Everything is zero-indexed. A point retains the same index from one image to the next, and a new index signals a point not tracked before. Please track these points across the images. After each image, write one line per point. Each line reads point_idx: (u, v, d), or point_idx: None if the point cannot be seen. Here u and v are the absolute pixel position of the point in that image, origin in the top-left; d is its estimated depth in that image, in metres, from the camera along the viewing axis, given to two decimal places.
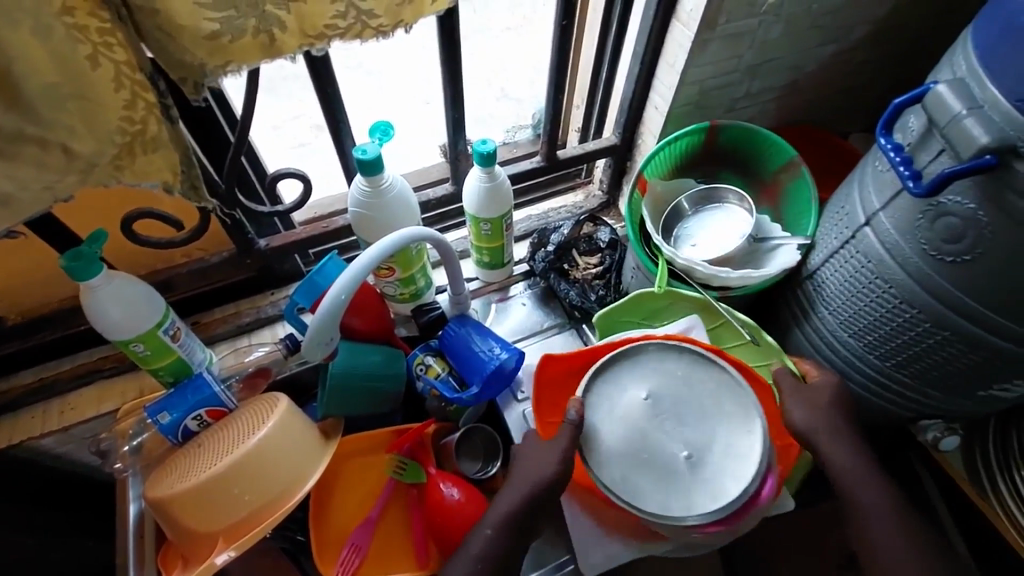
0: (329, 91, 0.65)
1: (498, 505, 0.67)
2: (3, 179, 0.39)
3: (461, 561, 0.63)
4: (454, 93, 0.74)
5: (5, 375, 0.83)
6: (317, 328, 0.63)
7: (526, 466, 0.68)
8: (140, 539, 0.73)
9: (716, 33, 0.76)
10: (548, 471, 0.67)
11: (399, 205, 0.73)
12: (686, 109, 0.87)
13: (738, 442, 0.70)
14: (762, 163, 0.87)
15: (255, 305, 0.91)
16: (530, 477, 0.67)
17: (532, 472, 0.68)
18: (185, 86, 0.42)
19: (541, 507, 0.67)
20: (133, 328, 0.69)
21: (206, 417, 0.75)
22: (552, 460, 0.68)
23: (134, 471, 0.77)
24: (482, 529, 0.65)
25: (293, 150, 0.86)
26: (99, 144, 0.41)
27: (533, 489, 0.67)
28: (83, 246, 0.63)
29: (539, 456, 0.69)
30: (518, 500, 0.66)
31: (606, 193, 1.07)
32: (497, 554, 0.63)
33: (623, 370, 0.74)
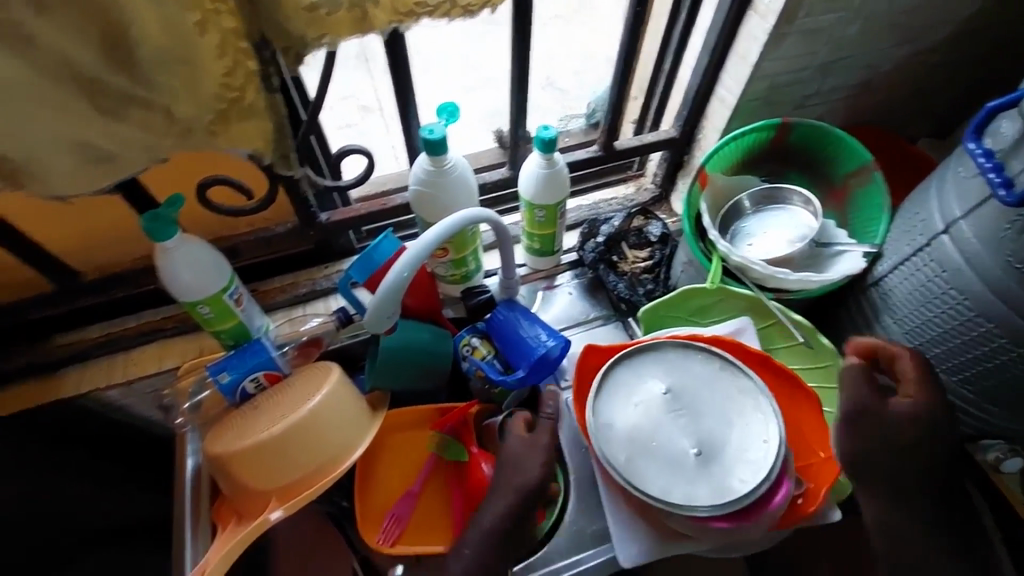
0: (400, 70, 0.66)
1: (488, 511, 0.69)
2: (110, 138, 0.41)
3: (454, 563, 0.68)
4: (521, 78, 0.74)
5: (75, 327, 0.87)
6: (378, 303, 0.65)
7: (514, 468, 0.71)
8: (195, 492, 0.76)
9: (794, 26, 0.73)
10: (533, 476, 0.70)
11: (458, 186, 0.74)
12: (753, 104, 0.85)
13: (755, 444, 0.67)
14: (830, 164, 0.85)
15: (310, 277, 0.94)
16: (514, 484, 0.69)
17: (511, 478, 0.70)
18: (287, 56, 0.43)
19: (527, 513, 0.69)
20: (201, 291, 0.73)
21: (263, 380, 0.78)
22: (538, 460, 0.71)
23: (192, 427, 0.80)
24: (470, 537, 0.68)
25: (340, 129, 0.92)
26: (199, 109, 0.42)
27: (522, 492, 0.69)
28: (161, 209, 0.66)
29: (523, 456, 0.71)
30: (507, 506, 0.69)
31: (658, 187, 1.06)
32: (485, 561, 0.67)
33: (645, 361, 0.74)
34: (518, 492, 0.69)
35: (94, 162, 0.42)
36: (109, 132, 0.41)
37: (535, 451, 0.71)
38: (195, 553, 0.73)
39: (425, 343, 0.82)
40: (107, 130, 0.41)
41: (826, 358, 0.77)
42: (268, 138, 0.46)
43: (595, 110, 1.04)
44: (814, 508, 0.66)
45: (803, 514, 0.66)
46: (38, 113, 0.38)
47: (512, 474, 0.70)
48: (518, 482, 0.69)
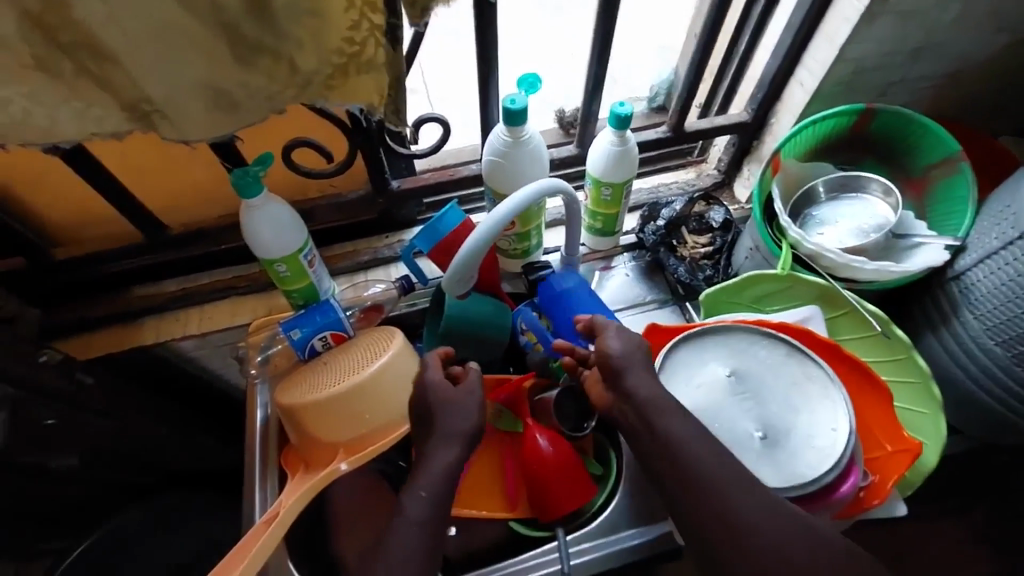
0: (486, 39, 0.67)
1: (435, 461, 0.65)
2: (236, 85, 0.43)
3: (403, 519, 0.62)
4: (601, 51, 0.74)
5: (153, 280, 0.90)
6: (458, 267, 0.68)
7: (443, 417, 0.68)
8: (264, 441, 0.80)
9: (888, 7, 0.71)
10: (473, 421, 0.68)
11: (534, 159, 0.74)
12: (834, 89, 0.83)
13: (822, 433, 0.66)
14: (912, 153, 0.82)
15: (371, 246, 0.96)
16: (458, 429, 0.67)
17: (455, 424, 0.67)
18: (411, 9, 0.43)
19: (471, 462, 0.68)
20: (280, 250, 0.75)
21: (330, 340, 0.80)
22: (471, 409, 0.68)
23: (263, 379, 0.84)
24: (417, 490, 0.64)
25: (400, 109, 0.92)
26: (318, 61, 0.43)
27: (463, 441, 0.67)
28: (251, 167, 0.69)
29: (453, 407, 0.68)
30: (455, 456, 0.66)
31: (721, 173, 1.04)
32: (434, 512, 0.63)
33: (709, 344, 0.74)
34: (464, 441, 0.67)
35: (220, 107, 0.44)
36: (237, 78, 0.43)
37: (468, 398, 0.69)
38: (264, 496, 0.77)
39: (487, 315, 0.83)
40: (234, 77, 0.43)
41: (900, 350, 0.74)
42: (382, 92, 0.46)
43: (658, 93, 1.04)
44: (880, 501, 0.65)
45: (868, 506, 0.65)
46: (179, 55, 0.40)
47: (452, 420, 0.67)
48: (461, 430, 0.67)
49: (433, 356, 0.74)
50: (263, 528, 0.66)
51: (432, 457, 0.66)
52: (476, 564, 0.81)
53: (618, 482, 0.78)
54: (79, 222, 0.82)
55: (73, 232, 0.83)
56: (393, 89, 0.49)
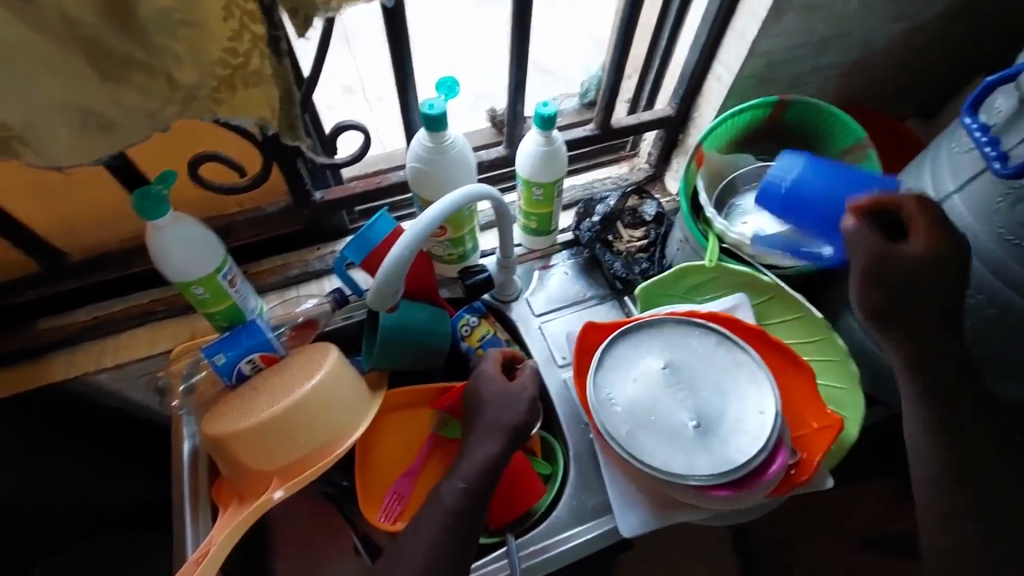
0: (399, 42, 0.65)
1: (477, 451, 0.64)
2: (109, 103, 0.40)
3: (433, 510, 0.61)
4: (522, 51, 0.74)
5: (62, 312, 0.85)
6: (381, 282, 0.65)
7: (497, 408, 0.67)
8: (193, 474, 0.75)
9: (791, 3, 0.74)
10: (522, 415, 0.67)
11: (459, 164, 0.73)
12: (750, 81, 0.85)
13: (752, 417, 0.68)
14: (824, 142, 0.87)
15: (301, 259, 0.92)
16: (503, 422, 0.66)
17: (500, 418, 0.66)
18: (296, 19, 0.41)
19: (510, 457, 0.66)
20: (193, 272, 0.71)
21: (259, 362, 0.76)
22: (522, 401, 0.68)
23: (188, 410, 0.78)
24: (455, 481, 0.62)
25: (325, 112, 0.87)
26: (201, 75, 0.40)
27: (507, 431, 0.65)
28: (152, 186, 0.64)
29: (504, 400, 0.67)
30: (498, 446, 0.64)
31: (652, 166, 1.06)
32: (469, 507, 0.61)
33: (644, 338, 0.75)
34: (508, 433, 0.65)
35: (95, 129, 0.40)
36: (112, 97, 0.39)
37: (521, 392, 0.69)
38: (196, 535, 0.72)
39: (427, 324, 0.80)
40: (106, 95, 0.39)
41: (818, 330, 0.78)
42: (274, 105, 0.44)
43: (587, 89, 1.03)
44: (807, 477, 0.67)
45: (798, 483, 0.67)
46: (37, 76, 0.37)
47: (500, 413, 0.66)
48: (505, 422, 0.66)
49: (490, 357, 0.73)
50: (193, 567, 0.62)
51: (473, 450, 0.64)
52: None
53: (564, 482, 0.79)
54: None
55: None
56: (290, 101, 0.46)
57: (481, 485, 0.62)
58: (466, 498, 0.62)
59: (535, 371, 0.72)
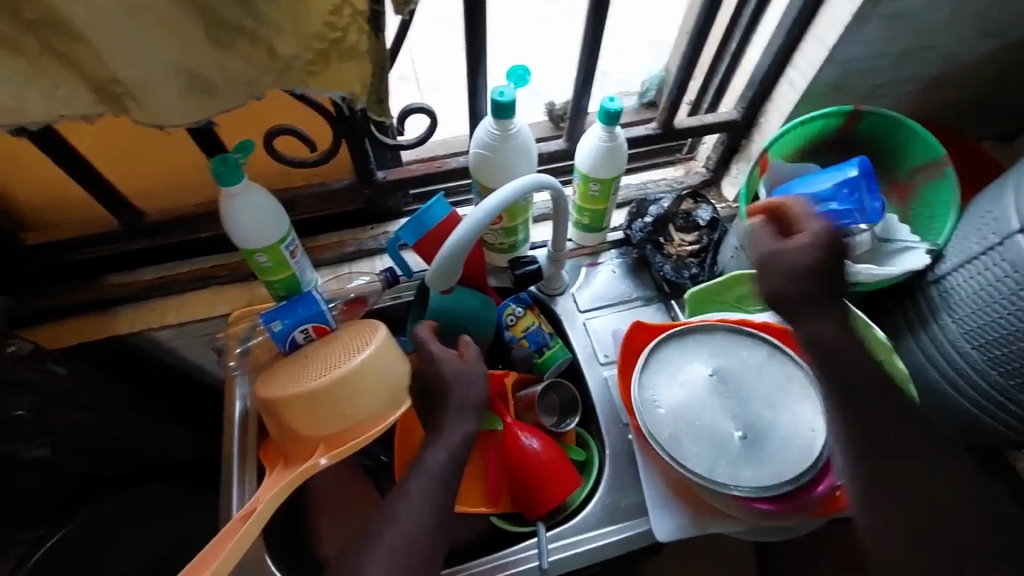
0: (476, 27, 0.65)
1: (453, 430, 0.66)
2: (213, 69, 0.41)
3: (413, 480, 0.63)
4: (593, 45, 0.74)
5: (126, 270, 0.87)
6: (440, 265, 0.66)
7: (458, 385, 0.68)
8: (243, 435, 0.79)
9: (878, 10, 0.71)
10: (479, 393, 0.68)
11: (521, 153, 0.73)
12: (823, 90, 0.83)
13: (801, 433, 0.67)
14: (898, 157, 0.84)
15: (356, 237, 0.95)
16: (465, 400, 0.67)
17: (467, 396, 0.67)
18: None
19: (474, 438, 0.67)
20: (260, 240, 0.74)
21: (312, 332, 0.79)
22: (477, 379, 0.68)
23: (242, 371, 0.82)
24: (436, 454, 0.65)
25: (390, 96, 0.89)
26: (300, 47, 0.42)
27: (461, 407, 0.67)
28: (231, 153, 0.67)
29: (459, 377, 0.68)
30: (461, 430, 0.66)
31: (710, 171, 1.04)
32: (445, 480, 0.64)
33: (693, 344, 0.74)
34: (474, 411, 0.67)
35: (197, 92, 0.42)
36: (218, 63, 0.41)
37: (477, 370, 0.69)
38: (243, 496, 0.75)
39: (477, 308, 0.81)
40: (210, 60, 0.40)
41: (877, 351, 0.76)
42: (364, 80, 0.45)
43: (648, 89, 1.01)
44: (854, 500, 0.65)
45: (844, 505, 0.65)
46: (153, 35, 0.38)
47: (466, 392, 0.67)
48: (468, 401, 0.67)
49: (422, 328, 0.73)
50: (241, 522, 0.65)
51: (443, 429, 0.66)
52: (454, 559, 0.80)
53: (599, 479, 0.78)
54: (49, 206, 0.79)
55: (42, 215, 0.80)
56: (379, 77, 0.48)
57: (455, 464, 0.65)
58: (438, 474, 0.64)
59: (479, 350, 0.71)
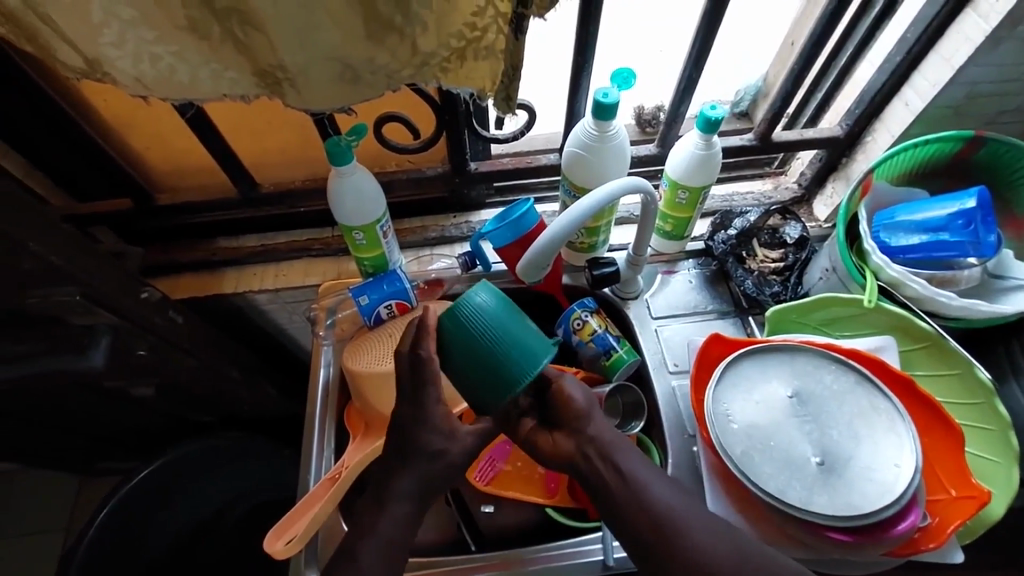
0: (588, 31, 0.66)
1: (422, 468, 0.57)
2: (363, 60, 0.44)
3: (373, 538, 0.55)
4: (701, 53, 0.73)
5: (234, 235, 0.95)
6: (533, 259, 0.69)
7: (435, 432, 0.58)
8: (324, 400, 0.83)
9: (1016, 31, 0.67)
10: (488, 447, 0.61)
11: (617, 156, 0.74)
12: (942, 112, 0.78)
13: (884, 469, 0.64)
14: (1019, 189, 0.78)
15: (439, 224, 0.98)
16: (447, 451, 0.57)
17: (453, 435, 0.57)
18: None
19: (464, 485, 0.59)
20: (360, 218, 0.79)
21: (395, 309, 0.84)
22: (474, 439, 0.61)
23: (329, 342, 0.87)
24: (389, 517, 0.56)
25: None
26: (439, 44, 0.45)
27: (438, 458, 0.57)
28: (344, 136, 0.71)
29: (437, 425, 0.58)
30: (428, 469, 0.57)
31: (802, 188, 1.00)
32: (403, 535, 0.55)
33: (774, 363, 0.73)
34: (465, 454, 0.58)
35: (344, 80, 0.45)
36: (366, 55, 0.44)
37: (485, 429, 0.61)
38: (321, 456, 0.80)
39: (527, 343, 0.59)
40: (362, 51, 0.44)
41: (978, 393, 0.71)
42: (494, 78, 0.49)
43: (742, 98, 1.00)
44: (937, 545, 0.62)
45: (923, 548, 0.62)
46: (320, 27, 0.41)
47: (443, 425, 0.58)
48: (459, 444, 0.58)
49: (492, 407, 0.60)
50: (328, 484, 0.72)
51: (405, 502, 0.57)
52: (505, 544, 0.82)
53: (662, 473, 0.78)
54: (177, 171, 0.88)
55: (171, 179, 0.89)
56: (509, 77, 0.50)
57: (428, 465, 0.56)
58: (413, 473, 0.56)
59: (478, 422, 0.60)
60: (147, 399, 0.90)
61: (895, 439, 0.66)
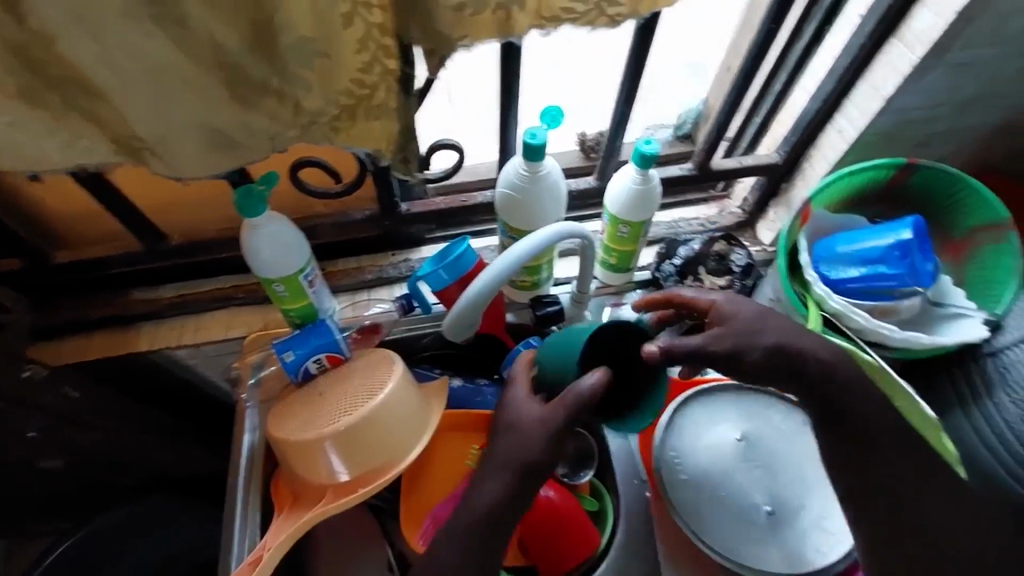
0: (512, 71, 0.63)
1: None
2: (236, 124, 0.40)
3: None
4: (631, 89, 0.71)
5: (149, 285, 0.88)
6: (457, 316, 0.65)
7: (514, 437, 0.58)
8: (249, 468, 0.77)
9: (943, 60, 0.67)
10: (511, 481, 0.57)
11: (551, 195, 0.71)
12: (876, 138, 0.78)
13: (833, 516, 0.63)
14: (952, 215, 0.79)
15: (376, 264, 0.93)
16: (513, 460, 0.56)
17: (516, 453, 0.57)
18: (433, 58, 0.43)
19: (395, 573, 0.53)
20: (281, 269, 0.72)
21: (325, 362, 0.77)
22: None
23: (253, 403, 0.80)
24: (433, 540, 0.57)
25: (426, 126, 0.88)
26: (325, 102, 0.40)
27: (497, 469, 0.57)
28: (255, 185, 0.66)
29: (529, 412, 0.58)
30: None
31: (746, 212, 0.99)
32: None
33: (722, 406, 0.70)
34: None
35: (219, 147, 0.41)
36: (240, 120, 0.40)
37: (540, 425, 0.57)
38: (244, 530, 0.73)
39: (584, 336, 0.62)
40: (235, 117, 0.40)
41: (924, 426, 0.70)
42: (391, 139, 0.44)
43: (684, 122, 0.98)
44: None
45: None
46: (176, 95, 0.37)
47: (516, 448, 0.57)
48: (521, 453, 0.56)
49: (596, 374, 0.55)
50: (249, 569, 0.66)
51: None
52: None
53: (617, 521, 0.73)
54: (77, 223, 0.80)
55: (71, 233, 0.81)
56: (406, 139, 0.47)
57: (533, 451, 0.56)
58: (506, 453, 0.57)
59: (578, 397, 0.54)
60: (52, 475, 0.80)
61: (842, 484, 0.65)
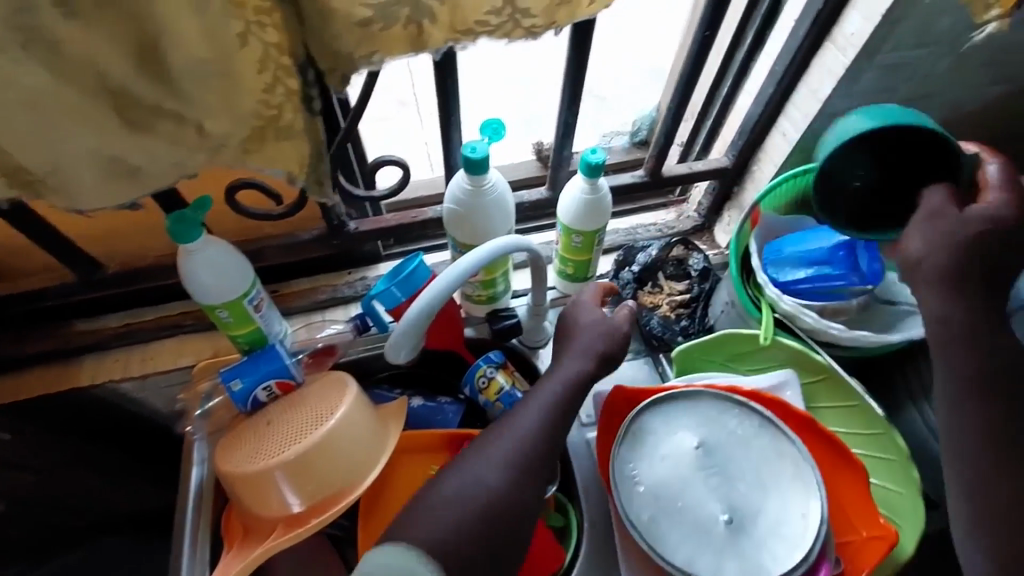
0: (448, 84, 0.62)
1: None
2: (136, 152, 0.41)
3: None
4: (573, 96, 0.70)
5: (92, 315, 0.85)
6: (403, 333, 0.62)
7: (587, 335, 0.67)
8: (196, 503, 0.73)
9: (875, 61, 0.68)
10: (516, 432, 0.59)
11: (498, 208, 0.70)
12: (819, 141, 0.79)
13: (790, 523, 0.62)
14: None
15: (331, 283, 0.91)
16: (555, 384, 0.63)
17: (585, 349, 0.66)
18: (332, 77, 0.42)
19: None
20: (222, 295, 0.70)
21: (275, 389, 0.75)
22: None
23: (201, 435, 0.77)
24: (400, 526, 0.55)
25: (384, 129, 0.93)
26: (232, 124, 0.41)
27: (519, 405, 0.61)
28: (188, 210, 0.64)
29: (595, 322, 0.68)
30: None
31: (703, 216, 0.99)
32: None
33: (679, 414, 0.69)
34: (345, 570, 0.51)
35: (119, 175, 0.42)
36: (140, 146, 0.41)
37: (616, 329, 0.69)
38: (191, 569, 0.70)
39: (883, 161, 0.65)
40: (133, 144, 0.41)
41: (877, 425, 0.71)
42: (302, 159, 0.45)
43: (640, 128, 0.96)
44: None
45: None
46: (66, 125, 0.38)
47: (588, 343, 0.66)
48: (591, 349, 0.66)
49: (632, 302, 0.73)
50: None
51: None
52: None
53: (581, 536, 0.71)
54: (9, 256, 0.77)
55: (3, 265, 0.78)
56: (319, 159, 0.47)
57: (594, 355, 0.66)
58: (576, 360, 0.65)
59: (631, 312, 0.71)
60: None
61: (798, 489, 0.64)
